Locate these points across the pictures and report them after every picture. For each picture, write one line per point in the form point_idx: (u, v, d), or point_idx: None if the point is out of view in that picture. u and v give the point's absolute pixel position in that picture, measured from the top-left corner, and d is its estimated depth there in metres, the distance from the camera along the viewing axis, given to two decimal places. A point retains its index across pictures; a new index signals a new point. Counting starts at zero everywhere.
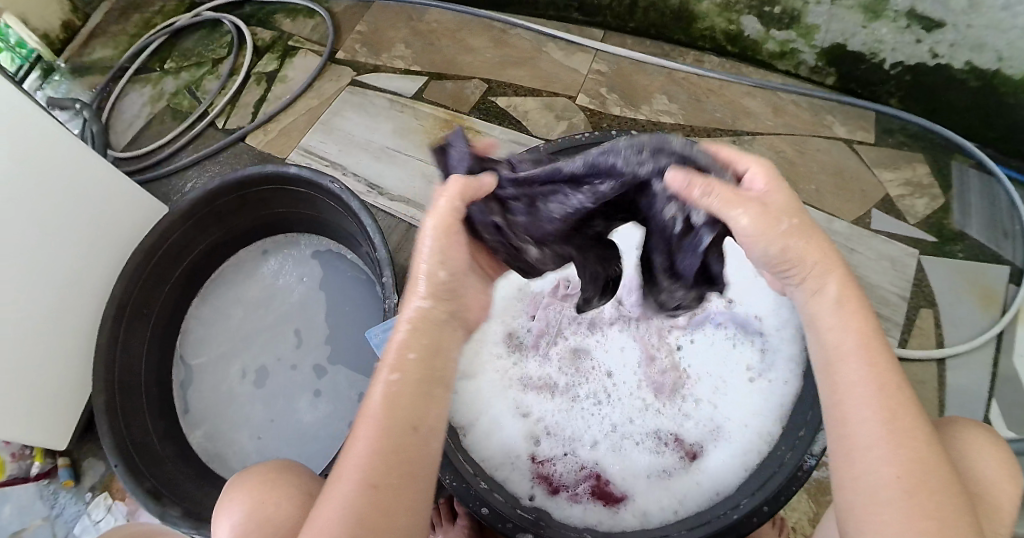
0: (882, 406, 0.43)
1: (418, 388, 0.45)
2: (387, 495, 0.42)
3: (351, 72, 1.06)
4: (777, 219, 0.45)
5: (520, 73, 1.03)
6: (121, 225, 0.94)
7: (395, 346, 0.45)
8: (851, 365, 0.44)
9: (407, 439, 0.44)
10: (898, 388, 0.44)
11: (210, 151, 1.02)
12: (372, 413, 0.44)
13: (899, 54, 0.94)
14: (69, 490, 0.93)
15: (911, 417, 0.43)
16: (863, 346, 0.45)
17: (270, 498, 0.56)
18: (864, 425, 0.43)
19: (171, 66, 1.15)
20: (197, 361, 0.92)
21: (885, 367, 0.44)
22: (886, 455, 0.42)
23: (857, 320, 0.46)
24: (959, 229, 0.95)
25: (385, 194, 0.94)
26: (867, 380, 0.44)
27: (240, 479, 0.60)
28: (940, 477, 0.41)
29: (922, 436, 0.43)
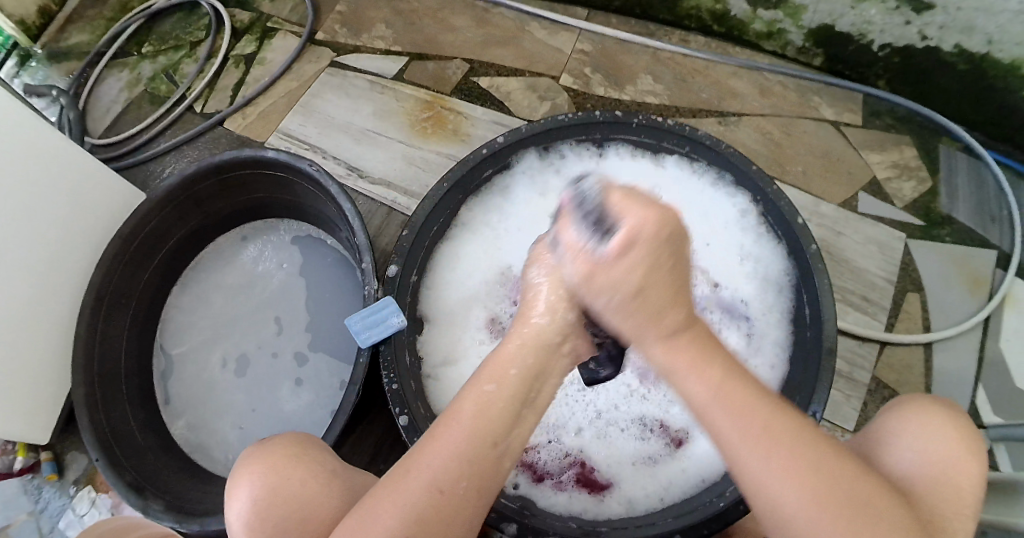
0: (755, 449, 0.39)
1: (511, 406, 0.43)
2: (450, 505, 0.41)
3: (330, 52, 1.04)
4: (600, 289, 0.38)
5: (503, 53, 1.01)
6: (99, 213, 0.92)
7: (498, 361, 0.43)
8: (714, 420, 0.39)
9: (486, 457, 0.42)
10: (768, 416, 0.40)
11: (189, 135, 1.00)
12: (461, 418, 0.43)
13: (888, 35, 0.93)
14: (53, 484, 0.91)
15: (790, 444, 0.39)
16: (717, 394, 0.39)
17: (293, 476, 0.54)
18: (768, 476, 0.39)
19: (148, 50, 1.13)
20: (178, 351, 0.90)
21: (740, 401, 0.39)
22: (789, 499, 0.38)
23: (697, 363, 0.40)
24: (946, 212, 0.94)
25: (367, 177, 0.92)
26: (730, 424, 0.39)
27: (259, 449, 0.58)
28: (846, 491, 0.39)
29: (818, 462, 0.39)
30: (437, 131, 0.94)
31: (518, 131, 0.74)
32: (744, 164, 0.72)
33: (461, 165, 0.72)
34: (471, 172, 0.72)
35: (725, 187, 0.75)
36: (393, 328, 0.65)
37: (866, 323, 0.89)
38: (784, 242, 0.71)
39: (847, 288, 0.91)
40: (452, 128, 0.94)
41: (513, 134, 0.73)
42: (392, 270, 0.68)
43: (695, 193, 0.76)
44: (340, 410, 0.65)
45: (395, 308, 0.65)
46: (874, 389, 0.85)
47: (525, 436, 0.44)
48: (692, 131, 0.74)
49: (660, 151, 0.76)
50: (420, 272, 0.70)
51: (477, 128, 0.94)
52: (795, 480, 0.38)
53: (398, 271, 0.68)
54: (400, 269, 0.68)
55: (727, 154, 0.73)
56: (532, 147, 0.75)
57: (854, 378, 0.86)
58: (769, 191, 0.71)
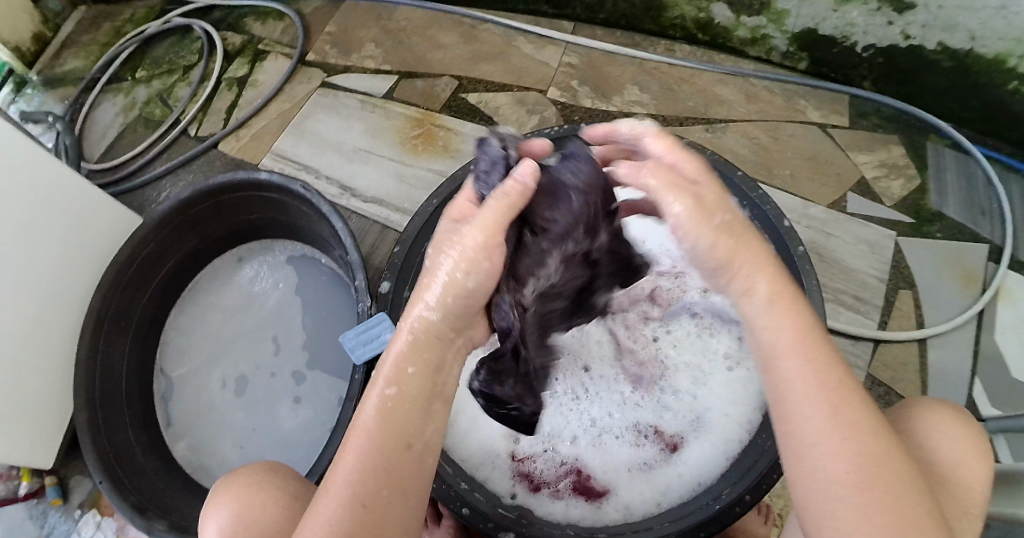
0: (818, 394, 0.42)
1: (418, 403, 0.44)
2: (376, 513, 0.42)
3: (321, 73, 1.05)
4: (715, 211, 0.46)
5: (491, 69, 1.02)
6: (97, 238, 0.93)
7: (395, 359, 0.45)
8: (790, 365, 0.43)
9: (401, 458, 0.43)
10: (838, 377, 0.43)
11: (183, 158, 1.01)
12: (366, 426, 0.44)
13: (871, 37, 0.94)
14: (58, 509, 0.92)
15: (854, 405, 0.42)
16: (798, 338, 0.44)
17: (256, 502, 0.55)
18: (823, 427, 0.41)
19: (143, 74, 1.14)
20: (177, 373, 0.91)
21: (820, 361, 0.43)
22: (839, 446, 0.41)
23: (789, 311, 0.45)
24: (936, 209, 0.95)
25: (359, 196, 0.93)
26: (808, 376, 0.43)
27: (229, 478, 0.59)
28: (891, 463, 0.41)
29: (878, 428, 0.42)
30: (427, 148, 0.95)
31: None
32: (730, 170, 0.73)
33: (450, 182, 0.73)
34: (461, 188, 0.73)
35: None
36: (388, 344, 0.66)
37: (859, 323, 0.90)
38: (769, 246, 0.72)
39: (839, 288, 0.92)
40: (442, 144, 0.95)
41: None
42: (385, 286, 0.68)
43: None
44: (337, 425, 0.66)
45: (390, 324, 0.66)
46: (869, 388, 0.86)
47: (441, 430, 0.45)
48: None
49: None
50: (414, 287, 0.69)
51: (465, 145, 0.95)
52: (849, 438, 0.41)
53: (391, 287, 0.67)
54: (393, 285, 0.68)
55: (712, 161, 0.74)
56: None
57: (850, 377, 0.87)
58: (755, 195, 0.73)
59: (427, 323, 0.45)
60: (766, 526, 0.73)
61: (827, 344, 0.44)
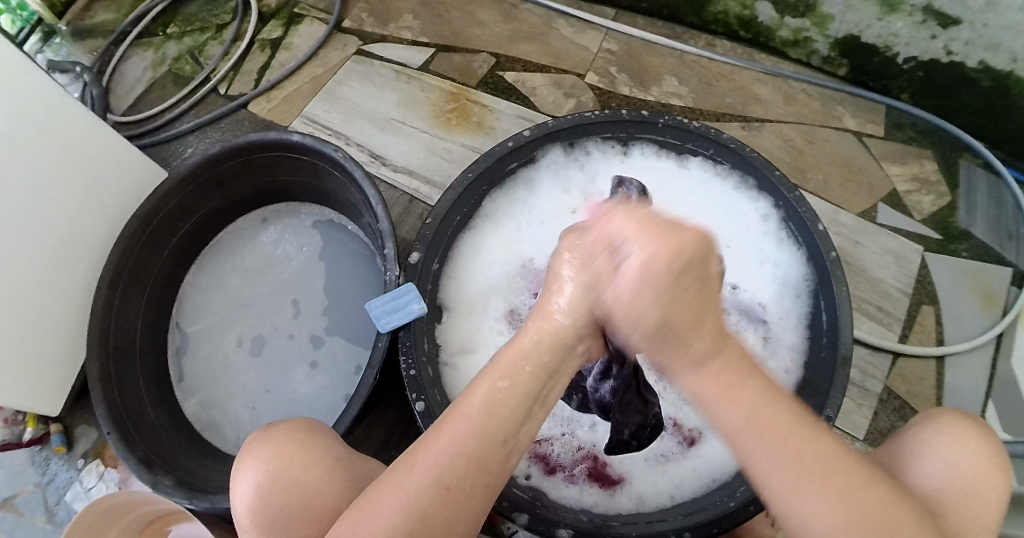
0: (783, 475, 0.39)
1: (522, 403, 0.43)
2: (457, 500, 0.41)
3: (357, 40, 1.04)
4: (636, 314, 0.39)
5: (530, 49, 1.01)
6: (120, 191, 0.93)
7: (509, 357, 0.44)
8: (744, 443, 0.39)
9: (496, 451, 0.43)
10: (800, 446, 0.39)
11: (212, 116, 1.01)
12: (469, 413, 0.43)
13: (913, 49, 0.93)
14: (61, 456, 0.92)
15: (824, 472, 0.39)
16: (749, 419, 0.39)
17: (299, 462, 0.54)
18: (797, 500, 0.39)
19: (175, 30, 1.13)
20: (193, 329, 0.91)
21: (773, 428, 0.39)
22: (818, 519, 0.39)
23: (737, 383, 0.40)
24: (964, 228, 0.94)
25: (389, 165, 0.93)
26: (763, 451, 0.39)
27: (265, 433, 0.57)
28: (874, 521, 0.39)
29: (856, 487, 0.39)
30: (461, 123, 0.94)
31: (546, 125, 0.74)
32: (768, 169, 0.72)
33: (487, 157, 0.72)
34: (496, 164, 0.73)
35: (746, 190, 0.75)
36: (415, 315, 0.65)
37: (880, 333, 0.89)
38: (802, 249, 0.71)
39: (864, 298, 0.91)
40: (476, 120, 0.94)
41: (540, 128, 0.74)
42: (414, 257, 0.68)
43: (717, 193, 0.76)
44: (355, 395, 0.65)
45: (417, 295, 0.66)
46: (885, 400, 0.85)
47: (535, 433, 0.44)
48: (719, 135, 0.74)
49: (684, 152, 0.76)
50: (441, 261, 0.71)
51: (501, 122, 0.94)
52: (824, 512, 0.39)
53: (421, 259, 0.68)
54: (423, 256, 0.69)
55: (751, 159, 0.73)
56: (559, 141, 0.75)
57: (866, 387, 0.86)
58: (792, 196, 0.71)
59: (556, 326, 0.44)
60: (773, 530, 0.72)
61: (775, 405, 0.40)
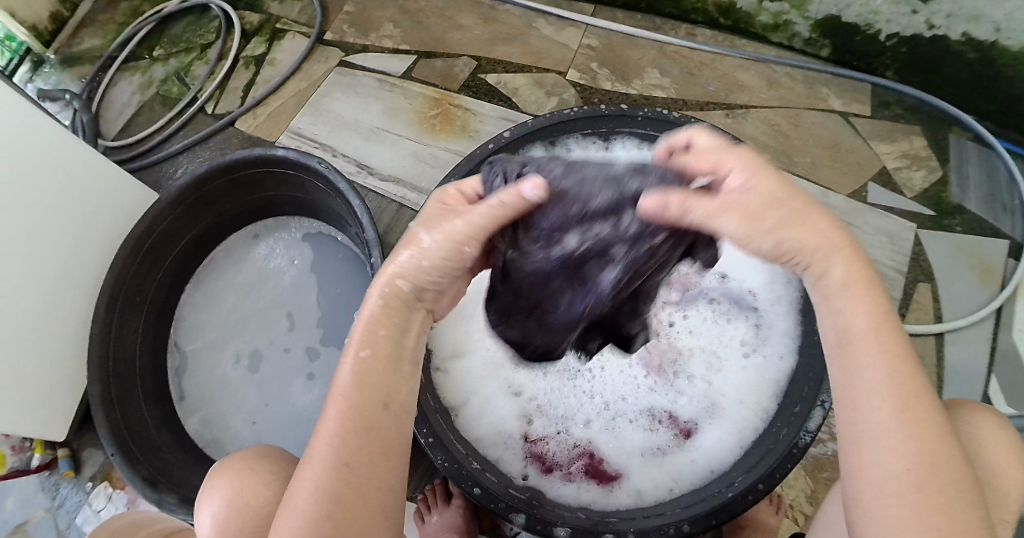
0: (887, 384, 0.41)
1: (387, 365, 0.45)
2: (360, 472, 0.41)
3: (338, 52, 1.05)
4: (761, 214, 0.43)
5: (509, 50, 1.01)
6: (112, 216, 0.93)
7: (359, 335, 0.45)
8: (863, 349, 0.42)
9: (380, 419, 0.43)
10: (907, 368, 0.41)
11: (201, 136, 1.01)
12: (342, 388, 0.43)
13: (894, 25, 0.93)
14: (69, 480, 0.93)
15: (919, 393, 0.41)
16: (873, 326, 0.43)
17: (248, 486, 0.56)
18: (876, 414, 0.41)
19: (159, 53, 1.14)
20: (191, 348, 0.91)
21: (892, 341, 0.42)
22: (896, 440, 0.39)
23: (866, 296, 0.44)
24: (957, 202, 0.94)
25: (376, 174, 0.93)
26: (874, 363, 0.42)
27: (219, 465, 0.61)
28: (937, 444, 0.39)
29: (933, 417, 0.40)
30: (445, 128, 0.95)
31: (526, 125, 0.74)
32: None
33: (467, 161, 0.72)
34: (477, 167, 0.72)
35: None
36: None
37: None
38: None
39: None
40: (460, 124, 0.95)
41: (520, 128, 0.74)
42: None
43: None
44: None
45: None
46: None
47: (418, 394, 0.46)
48: (699, 125, 0.74)
49: None
50: None
51: (485, 124, 0.95)
52: (906, 428, 0.40)
53: None
54: None
55: None
56: (539, 140, 0.75)
57: None
58: None
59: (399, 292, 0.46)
60: (778, 518, 0.72)
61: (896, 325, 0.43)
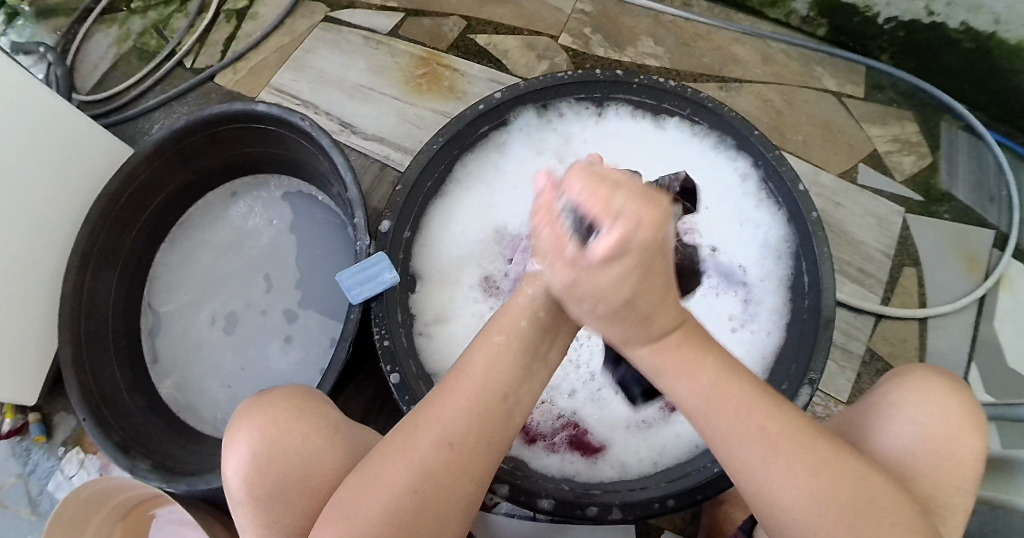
0: (751, 444, 0.41)
1: (521, 358, 0.44)
2: (462, 456, 0.41)
3: (325, 8, 1.01)
4: (577, 300, 0.39)
5: (502, 11, 0.98)
6: (85, 172, 0.89)
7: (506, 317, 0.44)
8: (708, 419, 0.42)
9: (497, 407, 0.43)
10: (761, 417, 0.41)
11: (179, 90, 0.98)
12: (476, 372, 0.43)
13: (894, 8, 0.92)
14: (41, 446, 0.90)
15: (784, 434, 0.41)
16: (709, 400, 0.41)
17: (293, 429, 0.52)
18: (770, 479, 0.40)
19: (139, 5, 1.09)
20: (166, 309, 0.89)
21: (735, 404, 0.41)
22: (793, 493, 0.40)
23: (688, 366, 0.42)
24: (945, 190, 0.94)
25: (359, 133, 0.90)
26: (724, 424, 0.41)
27: (259, 397, 0.54)
28: (843, 490, 0.40)
29: (819, 458, 0.41)
30: (432, 88, 0.92)
31: (518, 87, 0.72)
32: (747, 129, 0.71)
33: (457, 120, 0.71)
34: (467, 128, 0.71)
35: (725, 150, 0.73)
36: (388, 285, 0.64)
37: (861, 295, 0.88)
38: (781, 208, 0.70)
39: (845, 260, 0.90)
40: (448, 85, 0.92)
41: (511, 90, 0.72)
42: (386, 226, 0.67)
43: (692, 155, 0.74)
44: (330, 367, 0.64)
45: (389, 265, 0.65)
46: (868, 361, 0.85)
47: (534, 393, 0.45)
48: (696, 94, 0.72)
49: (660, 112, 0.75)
50: (414, 229, 0.69)
51: (473, 86, 0.92)
52: (795, 471, 0.40)
53: (392, 227, 0.67)
54: (394, 225, 0.67)
55: (729, 118, 0.72)
56: (531, 103, 0.73)
57: (848, 349, 0.86)
58: (770, 155, 0.70)
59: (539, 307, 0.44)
60: None
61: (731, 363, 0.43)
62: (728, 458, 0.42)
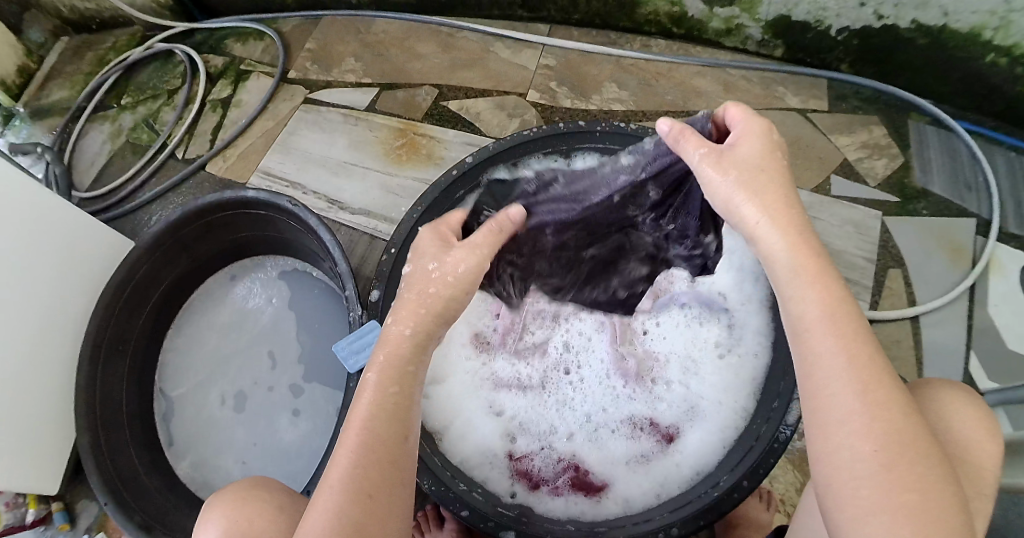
0: (845, 371, 0.43)
1: (404, 400, 0.47)
2: (378, 502, 0.43)
3: (303, 90, 1.06)
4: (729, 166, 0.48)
5: (470, 76, 1.03)
6: (88, 265, 0.93)
7: (379, 363, 0.48)
8: (817, 336, 0.44)
9: (397, 449, 0.45)
10: (864, 351, 0.43)
11: (172, 181, 1.02)
12: (362, 419, 0.45)
13: (844, 19, 0.95)
14: (66, 533, 0.92)
15: (883, 381, 0.42)
16: (828, 311, 0.44)
17: (242, 518, 0.55)
18: (841, 398, 0.42)
19: (128, 101, 1.15)
20: (176, 393, 0.91)
21: (847, 331, 0.44)
22: (863, 426, 0.41)
23: (819, 283, 0.45)
24: (921, 187, 0.96)
25: (346, 209, 0.94)
26: (834, 347, 0.43)
27: (212, 499, 0.59)
28: (913, 437, 0.41)
29: (901, 405, 0.42)
30: (411, 157, 0.96)
31: (488, 149, 0.76)
32: None
33: (434, 188, 0.75)
34: (444, 193, 0.74)
35: None
36: None
37: None
38: None
39: None
40: (425, 152, 0.96)
41: (482, 153, 0.76)
42: (375, 295, 0.70)
43: None
44: (333, 436, 0.68)
45: (380, 331, 0.68)
46: None
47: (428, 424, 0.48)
48: (656, 134, 0.76)
49: None
50: None
51: (450, 151, 0.96)
52: (872, 411, 0.41)
53: (381, 296, 0.69)
54: (382, 294, 0.70)
55: None
56: (504, 162, 0.77)
57: None
58: None
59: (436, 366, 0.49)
60: (768, 513, 0.73)
61: (843, 298, 0.45)
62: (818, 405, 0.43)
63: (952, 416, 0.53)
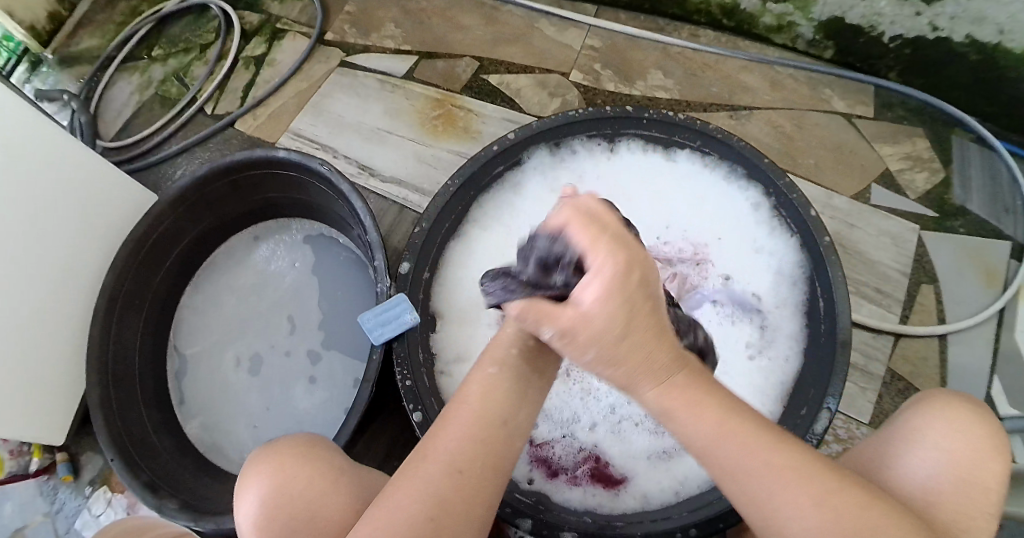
0: (733, 448, 0.42)
1: (512, 385, 0.48)
2: (469, 482, 0.43)
3: (340, 53, 1.04)
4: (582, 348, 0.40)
5: (512, 51, 1.01)
6: (108, 215, 0.92)
7: (497, 351, 0.50)
8: (680, 419, 0.43)
9: (497, 432, 0.46)
10: (737, 422, 0.43)
11: (199, 137, 1.01)
12: (469, 402, 0.47)
13: (898, 27, 0.92)
14: (68, 485, 0.92)
15: (761, 444, 0.43)
16: (666, 388, 0.43)
17: (300, 476, 0.54)
18: (763, 479, 0.42)
19: (159, 53, 1.13)
20: (192, 350, 0.91)
21: (703, 397, 0.43)
22: (791, 500, 0.41)
23: (645, 371, 0.42)
24: (960, 204, 0.93)
25: (377, 176, 0.92)
26: (705, 422, 0.43)
27: (263, 450, 0.57)
28: (840, 494, 0.41)
29: (809, 468, 0.42)
30: (447, 130, 0.94)
31: (528, 128, 0.74)
32: (756, 157, 0.72)
33: (472, 163, 0.73)
34: (482, 169, 0.73)
35: (736, 180, 0.75)
36: (407, 325, 0.66)
37: (879, 316, 0.88)
38: (796, 235, 0.70)
39: (861, 281, 0.90)
40: (462, 126, 0.94)
41: (523, 130, 0.74)
42: (405, 267, 0.69)
43: (706, 185, 0.76)
44: (352, 409, 0.66)
45: (408, 306, 0.67)
46: (889, 382, 0.85)
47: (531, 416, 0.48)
48: (704, 125, 0.74)
49: (672, 146, 0.76)
50: (432, 269, 0.71)
51: (487, 126, 0.94)
52: (792, 488, 0.41)
53: (411, 268, 0.69)
54: (413, 265, 0.69)
55: (739, 148, 0.73)
56: (543, 142, 0.75)
57: (868, 370, 0.85)
58: (781, 183, 0.71)
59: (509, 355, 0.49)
60: None
61: (679, 354, 0.45)
62: (735, 491, 0.43)
63: (923, 424, 0.51)
